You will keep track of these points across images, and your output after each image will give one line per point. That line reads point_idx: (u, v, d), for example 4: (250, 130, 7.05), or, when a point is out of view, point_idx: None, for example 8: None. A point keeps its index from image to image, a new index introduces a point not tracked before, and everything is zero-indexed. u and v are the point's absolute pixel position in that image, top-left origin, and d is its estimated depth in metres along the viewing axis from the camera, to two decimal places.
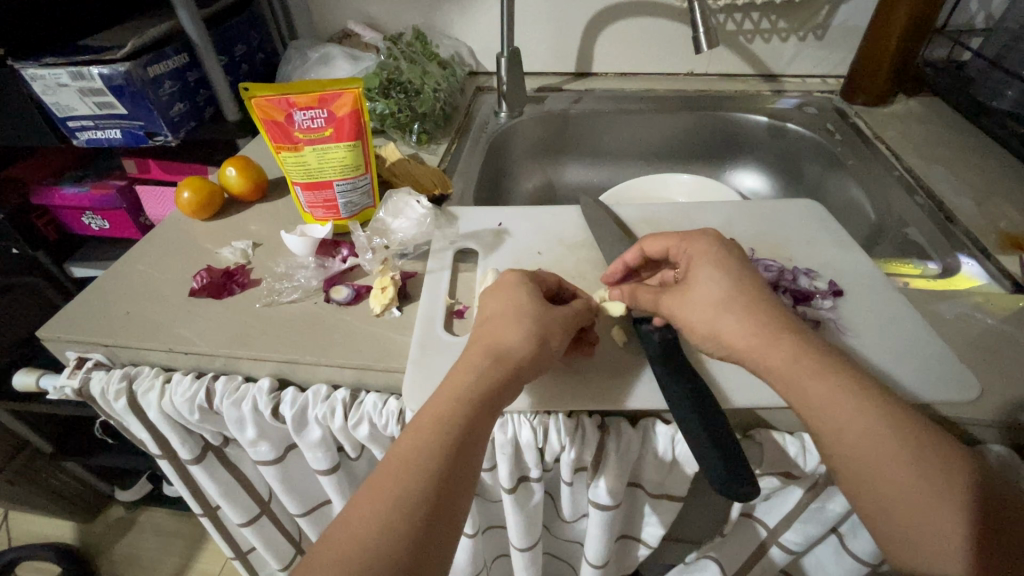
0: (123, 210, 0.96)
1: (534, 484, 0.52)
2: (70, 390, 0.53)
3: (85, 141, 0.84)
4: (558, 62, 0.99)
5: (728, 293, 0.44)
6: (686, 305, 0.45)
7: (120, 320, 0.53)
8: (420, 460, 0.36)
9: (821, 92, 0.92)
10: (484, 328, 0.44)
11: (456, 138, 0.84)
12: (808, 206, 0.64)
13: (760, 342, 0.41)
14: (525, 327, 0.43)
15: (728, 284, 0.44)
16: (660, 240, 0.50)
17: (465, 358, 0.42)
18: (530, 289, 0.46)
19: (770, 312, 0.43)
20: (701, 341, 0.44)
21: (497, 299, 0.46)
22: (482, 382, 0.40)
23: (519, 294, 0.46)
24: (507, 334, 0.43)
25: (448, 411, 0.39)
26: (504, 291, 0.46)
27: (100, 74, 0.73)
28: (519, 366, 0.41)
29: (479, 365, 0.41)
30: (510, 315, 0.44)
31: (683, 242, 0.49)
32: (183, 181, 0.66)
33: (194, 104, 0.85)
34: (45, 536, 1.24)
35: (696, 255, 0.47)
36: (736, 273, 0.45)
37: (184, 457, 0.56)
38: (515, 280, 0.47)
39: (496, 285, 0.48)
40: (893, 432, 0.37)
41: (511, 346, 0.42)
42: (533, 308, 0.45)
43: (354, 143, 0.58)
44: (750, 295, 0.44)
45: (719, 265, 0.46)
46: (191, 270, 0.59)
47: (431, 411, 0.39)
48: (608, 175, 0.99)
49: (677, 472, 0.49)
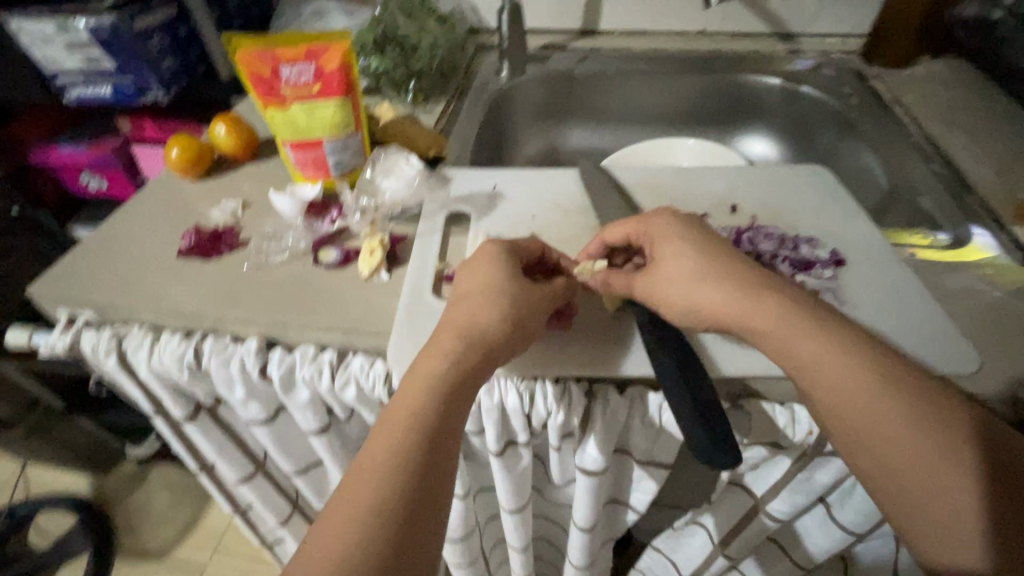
0: (120, 170, 0.95)
1: (522, 448, 0.52)
2: (61, 348, 0.53)
3: (76, 98, 0.83)
4: (565, 19, 0.95)
5: (696, 265, 0.43)
6: (663, 282, 0.43)
7: (110, 280, 0.53)
8: (393, 459, 0.36)
9: (840, 54, 0.88)
10: (458, 306, 0.44)
11: (455, 98, 0.81)
12: (815, 173, 0.61)
13: (737, 313, 0.41)
14: (501, 307, 0.42)
15: (693, 261, 0.43)
16: (622, 226, 0.48)
17: (436, 342, 0.41)
18: (508, 264, 0.45)
19: (749, 281, 0.42)
20: (679, 317, 0.43)
21: (472, 276, 0.45)
22: (454, 369, 0.40)
23: (496, 270, 0.45)
24: (480, 315, 0.42)
25: (421, 403, 0.39)
26: (479, 266, 0.45)
27: (86, 26, 0.71)
28: (493, 346, 0.41)
29: (452, 349, 0.40)
30: (485, 295, 0.43)
31: (642, 224, 0.48)
32: (173, 139, 0.64)
33: (186, 61, 0.83)
34: (61, 488, 1.29)
35: (659, 232, 0.46)
36: (700, 242, 0.45)
37: (178, 416, 0.56)
38: (492, 253, 0.46)
39: (470, 259, 0.46)
40: (896, 411, 0.36)
41: (484, 327, 0.42)
42: (509, 286, 0.44)
43: (344, 100, 0.56)
44: (722, 264, 0.43)
45: (684, 238, 0.45)
46: (181, 229, 0.58)
47: (405, 405, 0.39)
48: (613, 140, 0.95)
49: (665, 440, 0.49)
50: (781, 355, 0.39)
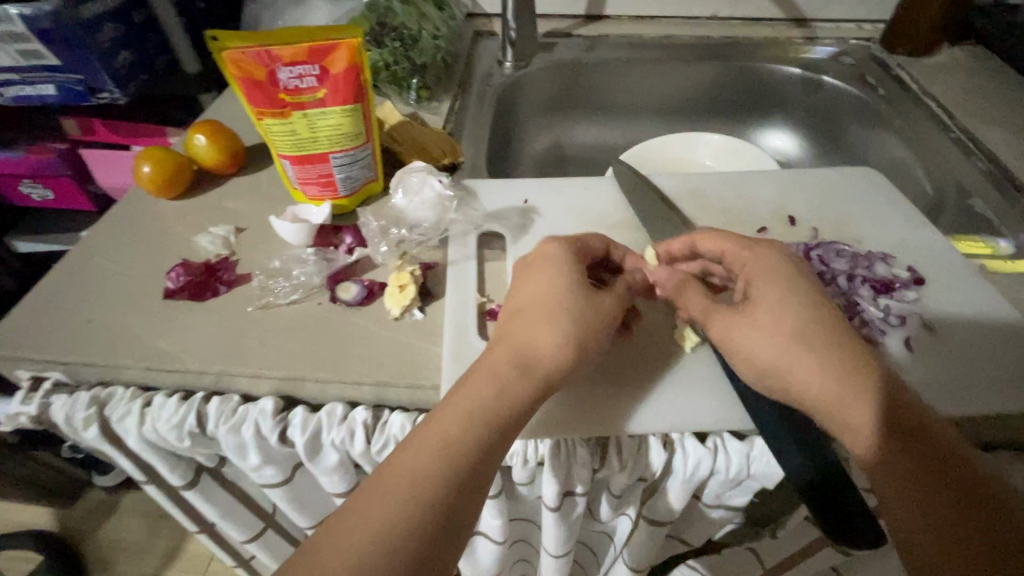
0: (69, 178, 0.84)
1: (579, 498, 0.46)
2: (25, 419, 0.44)
3: (11, 98, 0.71)
4: (568, 2, 0.87)
5: (802, 325, 0.37)
6: (747, 328, 0.38)
7: (81, 331, 0.44)
8: (418, 490, 0.31)
9: (858, 40, 0.83)
10: (515, 320, 0.39)
11: (460, 94, 0.73)
12: (867, 177, 0.57)
13: (810, 377, 0.35)
14: (563, 327, 0.37)
15: (780, 313, 0.37)
16: (718, 240, 0.43)
17: (488, 361, 0.37)
18: (577, 272, 0.40)
19: (843, 346, 0.36)
20: (755, 373, 0.38)
21: (531, 283, 0.40)
22: (505, 400, 0.35)
23: (563, 277, 0.40)
24: (541, 338, 0.37)
25: (460, 430, 0.33)
26: (545, 271, 0.40)
27: (21, 15, 0.59)
28: (549, 377, 0.36)
29: (505, 373, 0.36)
30: (547, 308, 0.38)
31: (745, 252, 0.42)
32: (143, 152, 0.55)
33: (143, 52, 0.71)
34: (21, 524, 1.17)
35: (756, 271, 0.40)
36: (809, 298, 0.39)
37: (175, 484, 0.48)
38: (561, 258, 0.41)
39: (533, 261, 0.41)
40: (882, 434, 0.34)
41: (542, 353, 0.37)
42: (573, 299, 0.39)
43: (352, 107, 0.48)
44: (823, 326, 0.37)
45: (793, 287, 0.39)
46: (163, 264, 0.49)
47: (442, 426, 0.33)
48: (624, 135, 0.89)
49: (743, 487, 0.43)
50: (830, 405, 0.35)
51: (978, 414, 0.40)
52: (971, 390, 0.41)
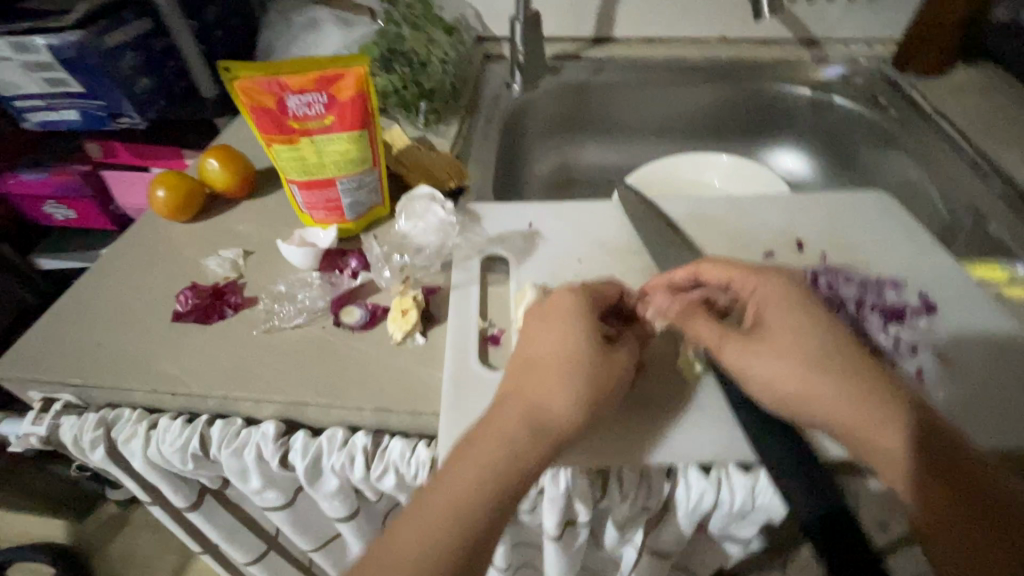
0: (91, 199, 0.86)
1: (581, 528, 0.46)
2: (35, 440, 0.45)
3: (37, 123, 0.74)
4: (577, 25, 0.88)
5: (818, 352, 0.37)
6: (762, 357, 0.37)
7: (92, 353, 0.45)
8: (423, 560, 0.31)
9: (870, 59, 0.83)
10: (526, 374, 0.37)
11: (468, 117, 0.74)
12: (877, 200, 0.56)
13: (835, 404, 0.35)
14: (574, 385, 0.36)
15: (800, 336, 0.37)
16: (724, 267, 0.42)
17: (499, 419, 0.35)
18: (591, 325, 0.39)
19: (861, 374, 0.36)
20: (773, 401, 0.37)
21: (544, 334, 0.39)
22: (514, 464, 0.34)
23: (575, 330, 0.39)
24: (552, 396, 0.36)
25: (468, 495, 0.32)
26: (558, 323, 0.39)
27: (48, 46, 0.62)
28: (560, 437, 0.35)
29: (514, 434, 0.34)
30: (560, 363, 0.37)
31: (753, 278, 0.41)
32: (158, 177, 0.56)
33: (163, 78, 0.74)
34: (35, 536, 1.18)
35: (768, 295, 0.40)
36: (823, 325, 0.38)
37: (179, 505, 0.49)
38: (574, 309, 0.40)
39: (546, 310, 0.40)
40: (908, 451, 0.33)
41: (554, 414, 0.35)
42: (586, 356, 0.38)
43: (359, 133, 0.49)
44: (842, 351, 0.37)
45: (808, 315, 0.38)
46: (173, 287, 0.50)
47: (449, 490, 0.33)
48: (633, 156, 0.89)
49: (750, 520, 0.42)
50: (855, 429, 0.35)
51: (995, 448, 0.38)
52: (986, 423, 0.39)
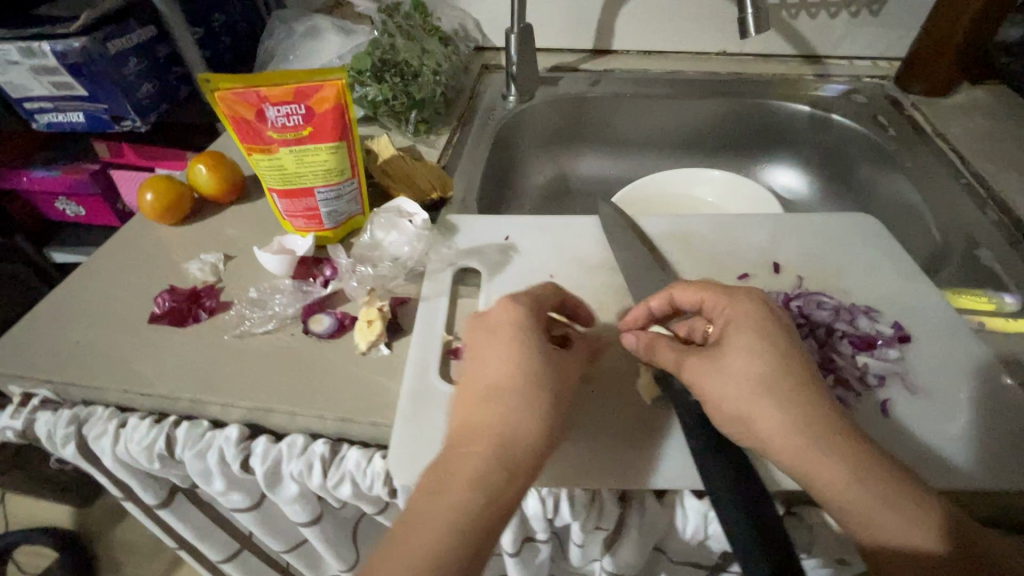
0: (99, 196, 0.89)
1: (541, 545, 0.46)
2: (13, 432, 0.47)
3: (46, 124, 0.76)
4: (576, 37, 0.88)
5: (769, 374, 0.35)
6: (714, 377, 0.37)
7: (69, 352, 0.47)
8: None
9: (872, 77, 0.81)
10: (486, 403, 0.36)
11: (459, 127, 0.75)
12: (864, 223, 0.55)
13: (774, 430, 0.34)
14: (538, 411, 0.36)
15: (748, 361, 0.36)
16: (697, 289, 0.42)
17: (463, 452, 0.34)
18: (540, 342, 0.39)
19: (810, 397, 0.35)
20: (724, 422, 0.37)
21: (497, 359, 0.38)
22: (489, 504, 0.32)
23: (529, 353, 0.38)
24: (518, 425, 0.35)
25: (444, 546, 0.31)
26: (510, 346, 0.38)
27: (53, 51, 0.64)
28: (530, 467, 0.34)
29: (486, 470, 0.33)
30: (522, 391, 0.36)
31: (723, 301, 0.40)
32: (147, 181, 0.57)
33: (165, 83, 0.76)
34: (41, 520, 1.22)
35: (734, 317, 0.39)
36: (782, 348, 0.37)
37: (150, 502, 0.50)
38: (526, 329, 0.39)
39: (494, 330, 0.39)
40: (846, 476, 0.33)
41: (523, 444, 0.35)
42: (543, 377, 0.37)
43: (337, 144, 0.50)
44: (793, 375, 0.36)
45: (767, 337, 0.37)
46: (154, 289, 0.52)
47: (425, 543, 0.31)
48: (628, 169, 0.89)
49: (708, 546, 0.42)
50: (794, 456, 0.34)
51: (962, 488, 0.37)
52: (952, 459, 0.38)
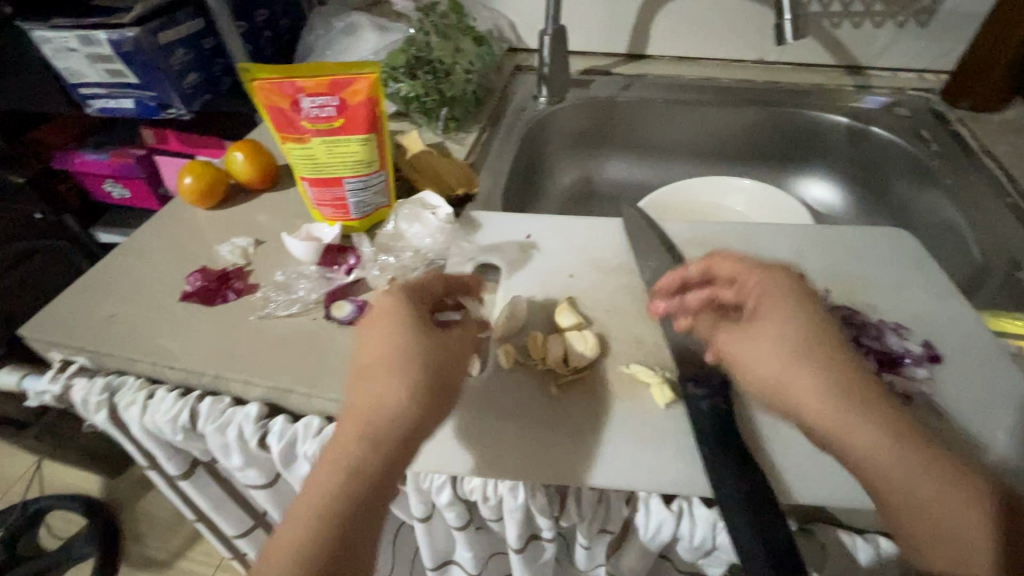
0: (143, 180, 0.93)
1: (545, 543, 0.46)
2: (50, 397, 0.49)
3: (97, 110, 0.80)
4: (610, 41, 0.87)
5: (802, 344, 0.36)
6: (753, 346, 0.37)
7: (104, 324, 0.49)
8: None
9: (916, 90, 0.78)
10: (358, 385, 0.36)
11: (488, 126, 0.75)
12: (898, 239, 0.53)
13: (810, 392, 0.34)
14: (405, 384, 0.35)
15: (775, 329, 0.37)
16: (733, 263, 0.41)
17: (338, 439, 0.34)
18: (410, 321, 0.38)
19: (847, 366, 0.35)
20: (758, 390, 0.37)
21: (371, 340, 0.37)
22: (357, 479, 0.32)
23: (397, 329, 0.37)
24: (386, 400, 0.34)
25: (313, 526, 0.31)
26: (380, 327, 0.37)
27: (108, 40, 0.68)
28: (399, 438, 0.34)
29: (353, 449, 0.33)
30: (389, 368, 0.35)
31: (756, 273, 0.40)
32: (186, 165, 0.60)
33: (209, 74, 0.79)
34: (72, 488, 1.27)
35: (765, 290, 0.39)
36: (811, 320, 0.37)
37: (173, 473, 0.52)
38: (396, 309, 0.38)
39: (369, 315, 0.39)
40: (886, 442, 0.32)
41: (390, 414, 0.34)
42: (412, 356, 0.36)
43: (367, 136, 0.51)
44: (824, 345, 0.36)
45: (800, 310, 0.37)
46: (187, 269, 0.54)
47: (295, 526, 0.31)
48: (655, 175, 0.88)
49: (716, 557, 0.41)
50: (832, 422, 0.34)
51: None
52: None
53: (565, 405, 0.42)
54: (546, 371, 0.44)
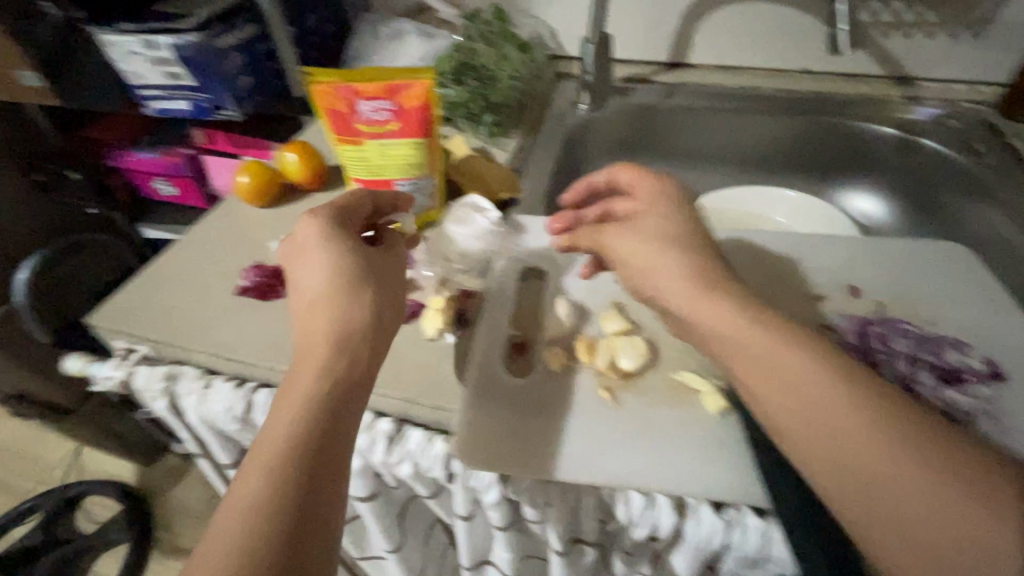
0: (191, 178, 0.97)
1: (587, 546, 0.46)
2: (114, 383, 0.52)
3: (155, 110, 0.84)
4: (652, 49, 0.88)
5: (677, 236, 0.42)
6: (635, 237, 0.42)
7: (167, 315, 0.51)
8: (274, 488, 0.30)
9: (967, 102, 0.77)
10: (309, 305, 0.38)
11: (531, 132, 0.76)
12: (953, 252, 0.52)
13: (692, 284, 0.38)
14: (353, 294, 0.38)
15: (689, 265, 0.39)
16: (634, 173, 0.47)
17: (302, 357, 0.36)
18: (348, 246, 0.41)
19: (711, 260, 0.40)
20: (635, 277, 0.42)
21: (312, 267, 0.39)
22: (325, 380, 0.35)
23: (337, 252, 0.40)
24: (345, 311, 0.38)
25: (290, 425, 0.33)
26: (318, 253, 0.40)
27: (170, 43, 0.71)
28: (356, 338, 0.37)
29: (318, 354, 0.36)
30: (339, 284, 0.38)
31: (645, 182, 0.46)
32: (243, 165, 0.62)
33: (261, 77, 0.82)
34: (108, 474, 1.31)
35: (650, 195, 0.45)
36: (684, 221, 0.43)
37: (223, 461, 0.54)
38: (335, 236, 0.41)
39: (301, 245, 0.41)
40: (768, 339, 0.33)
41: (348, 322, 0.37)
42: (355, 273, 0.39)
43: (420, 140, 0.52)
44: (691, 242, 0.41)
45: (672, 211, 0.44)
46: (243, 264, 0.56)
47: (272, 432, 0.33)
48: (694, 182, 0.87)
49: (762, 568, 0.41)
50: (716, 320, 0.36)
51: None
52: None
53: (618, 411, 0.42)
54: (596, 376, 0.44)
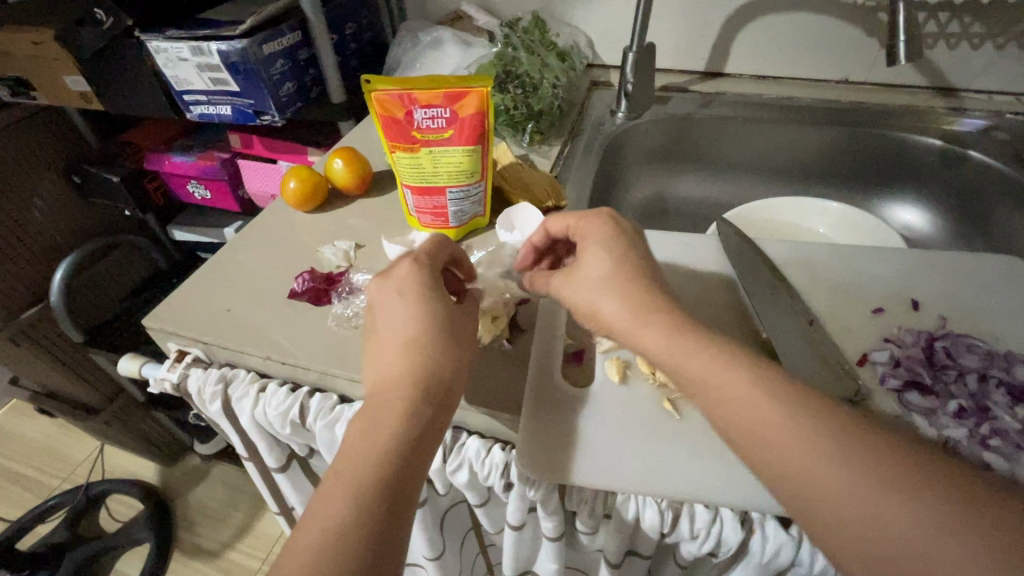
0: (225, 181, 0.98)
1: (640, 559, 0.46)
2: (168, 385, 0.52)
3: (198, 115, 0.85)
4: (688, 58, 0.88)
5: (609, 274, 0.41)
6: (572, 286, 0.42)
7: (221, 317, 0.52)
8: (352, 524, 0.31)
9: (1015, 113, 0.75)
10: (392, 344, 0.39)
11: (570, 140, 0.76)
12: (1013, 267, 0.51)
13: (635, 327, 0.38)
14: (437, 338, 0.39)
15: (621, 301, 0.39)
16: (563, 218, 0.46)
17: (384, 395, 0.37)
18: (440, 291, 0.41)
19: (652, 298, 0.39)
20: (584, 320, 0.42)
21: (399, 305, 0.40)
22: (409, 426, 0.35)
23: (426, 294, 0.40)
24: (429, 356, 0.38)
25: (372, 464, 0.34)
26: (409, 292, 0.41)
27: (218, 50, 0.72)
28: (440, 385, 0.37)
29: (402, 396, 0.36)
30: (429, 327, 0.39)
31: (582, 221, 0.45)
32: (291, 169, 0.63)
33: (302, 83, 0.83)
34: (131, 472, 1.32)
35: (586, 235, 0.44)
36: (622, 255, 0.42)
37: (271, 465, 0.54)
38: (422, 276, 0.42)
39: (388, 281, 0.42)
40: (732, 372, 0.34)
41: (433, 369, 0.37)
42: (443, 318, 0.40)
43: (474, 148, 0.52)
44: (632, 281, 0.40)
45: (604, 246, 0.42)
46: (293, 269, 0.56)
47: (352, 467, 0.34)
48: (730, 192, 0.87)
49: None
50: (667, 354, 0.36)
51: None
52: None
53: (680, 424, 0.42)
54: (656, 387, 0.44)
